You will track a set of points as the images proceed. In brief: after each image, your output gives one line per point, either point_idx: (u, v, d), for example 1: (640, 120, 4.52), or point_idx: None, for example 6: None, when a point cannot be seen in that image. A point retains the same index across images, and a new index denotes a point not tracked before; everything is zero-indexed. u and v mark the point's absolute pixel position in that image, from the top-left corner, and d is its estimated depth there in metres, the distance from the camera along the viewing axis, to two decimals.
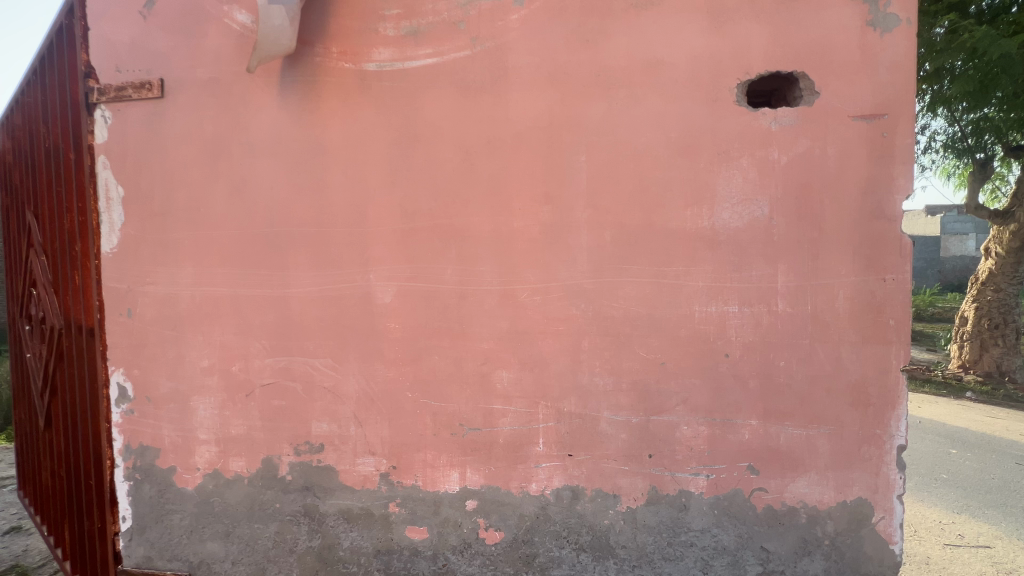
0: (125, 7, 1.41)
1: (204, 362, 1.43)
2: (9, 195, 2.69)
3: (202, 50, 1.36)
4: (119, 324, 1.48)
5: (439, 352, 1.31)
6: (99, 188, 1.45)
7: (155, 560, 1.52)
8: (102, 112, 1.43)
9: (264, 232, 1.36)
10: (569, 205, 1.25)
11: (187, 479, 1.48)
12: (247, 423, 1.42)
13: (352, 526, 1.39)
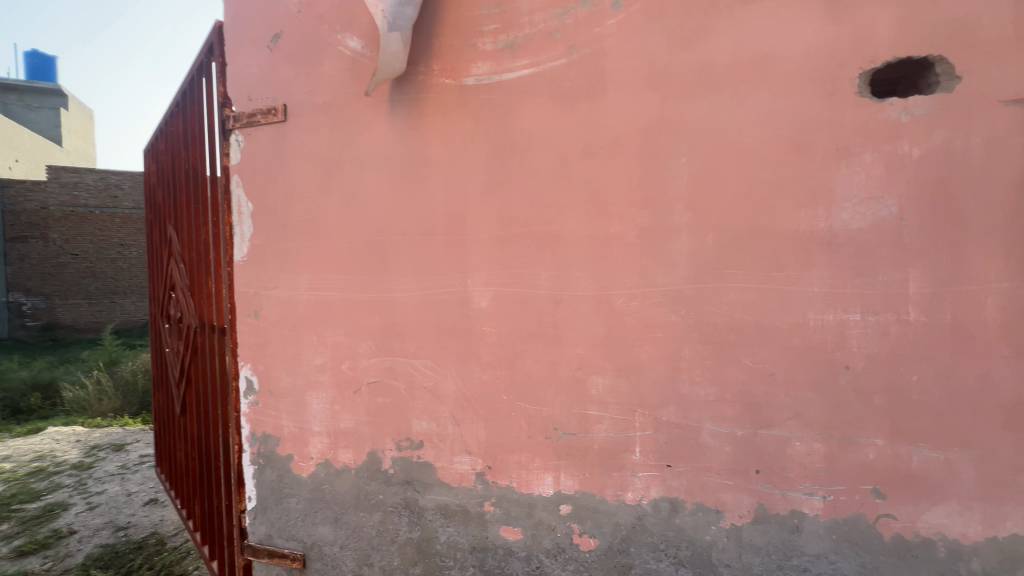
0: (255, 43, 1.59)
1: (318, 359, 1.56)
2: (152, 210, 3.12)
3: (319, 76, 1.50)
4: (248, 323, 1.66)
5: (533, 356, 1.33)
6: (233, 205, 1.65)
7: (274, 538, 1.68)
8: (236, 137, 1.63)
9: (372, 240, 1.46)
10: (668, 209, 1.22)
11: (302, 467, 1.62)
12: (355, 418, 1.53)
13: (448, 521, 1.44)
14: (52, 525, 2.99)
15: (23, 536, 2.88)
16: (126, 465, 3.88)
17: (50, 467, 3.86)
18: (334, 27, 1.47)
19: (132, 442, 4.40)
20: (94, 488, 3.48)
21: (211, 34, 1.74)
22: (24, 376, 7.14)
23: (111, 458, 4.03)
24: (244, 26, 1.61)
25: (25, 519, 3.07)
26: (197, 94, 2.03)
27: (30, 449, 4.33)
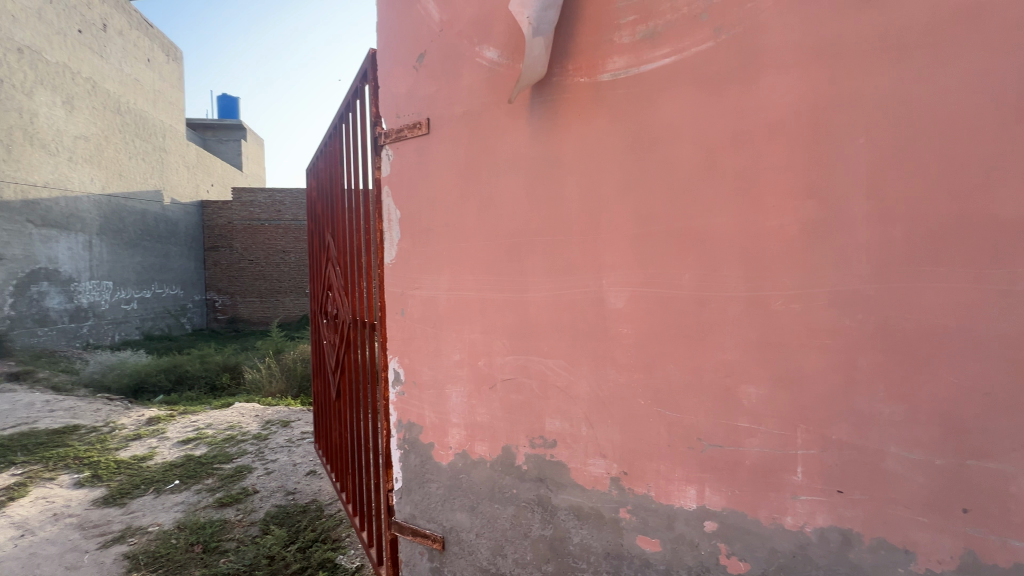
0: (403, 65, 1.75)
1: (456, 355, 1.66)
2: (314, 221, 3.62)
3: (458, 88, 1.59)
4: (396, 320, 1.82)
5: (675, 360, 1.26)
6: (384, 213, 1.83)
7: (417, 518, 1.82)
8: (386, 151, 1.81)
9: (507, 241, 1.50)
10: (841, 197, 1.07)
11: (442, 455, 1.73)
12: (490, 412, 1.60)
13: (581, 523, 1.43)
14: (242, 484, 3.63)
15: (223, 490, 3.53)
16: (292, 439, 4.55)
17: (238, 435, 4.70)
18: (472, 40, 1.55)
19: (295, 420, 5.16)
20: (270, 456, 4.15)
21: (366, 61, 1.96)
22: (219, 359, 8.84)
23: (280, 432, 4.77)
24: (393, 50, 1.78)
25: (223, 477, 3.76)
26: (353, 117, 2.31)
27: (225, 419, 5.31)
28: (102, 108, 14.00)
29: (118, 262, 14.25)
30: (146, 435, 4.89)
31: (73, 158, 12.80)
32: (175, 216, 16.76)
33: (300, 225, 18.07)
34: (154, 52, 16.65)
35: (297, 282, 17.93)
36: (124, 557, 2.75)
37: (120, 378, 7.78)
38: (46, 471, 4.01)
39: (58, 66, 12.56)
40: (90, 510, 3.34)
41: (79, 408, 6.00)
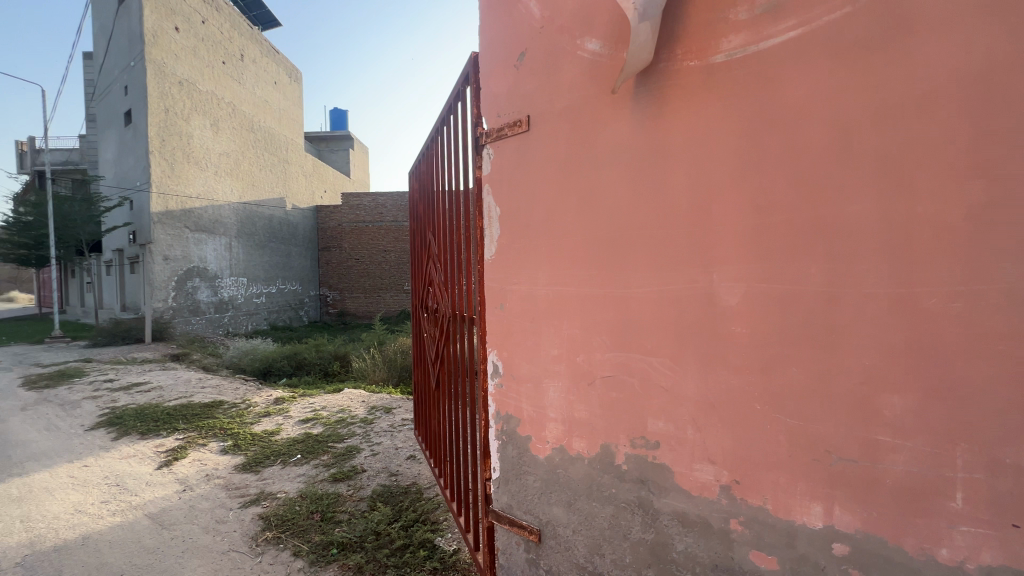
0: (504, 65, 1.79)
1: (554, 350, 1.66)
2: (416, 221, 3.84)
3: (559, 84, 1.59)
4: (496, 314, 1.87)
5: (798, 363, 1.15)
6: (485, 211, 1.89)
7: (514, 509, 1.86)
8: (488, 151, 1.86)
9: (608, 236, 1.48)
10: (1018, 175, 0.93)
11: (539, 449, 1.75)
12: (589, 409, 1.58)
13: (686, 531, 1.37)
14: (352, 462, 3.97)
15: (336, 467, 3.90)
16: (394, 425, 4.89)
17: (348, 418, 5.15)
18: (573, 34, 1.54)
19: (397, 407, 5.54)
20: (375, 439, 4.49)
21: (468, 64, 2.03)
22: (331, 348, 9.79)
23: (384, 418, 5.15)
24: (495, 51, 1.83)
25: (336, 454, 4.14)
26: (455, 119, 2.42)
27: (337, 403, 5.85)
28: (240, 128, 16.19)
29: (251, 261, 16.35)
30: (273, 413, 5.55)
31: (218, 172, 14.99)
32: (296, 220, 18.81)
33: (399, 225, 19.37)
34: (280, 74, 18.85)
35: (396, 279, 19.35)
36: (259, 518, 3.15)
37: (253, 361, 8.93)
38: (199, 438, 4.73)
39: (208, 94, 14.78)
40: (232, 474, 3.88)
41: (223, 386, 6.99)
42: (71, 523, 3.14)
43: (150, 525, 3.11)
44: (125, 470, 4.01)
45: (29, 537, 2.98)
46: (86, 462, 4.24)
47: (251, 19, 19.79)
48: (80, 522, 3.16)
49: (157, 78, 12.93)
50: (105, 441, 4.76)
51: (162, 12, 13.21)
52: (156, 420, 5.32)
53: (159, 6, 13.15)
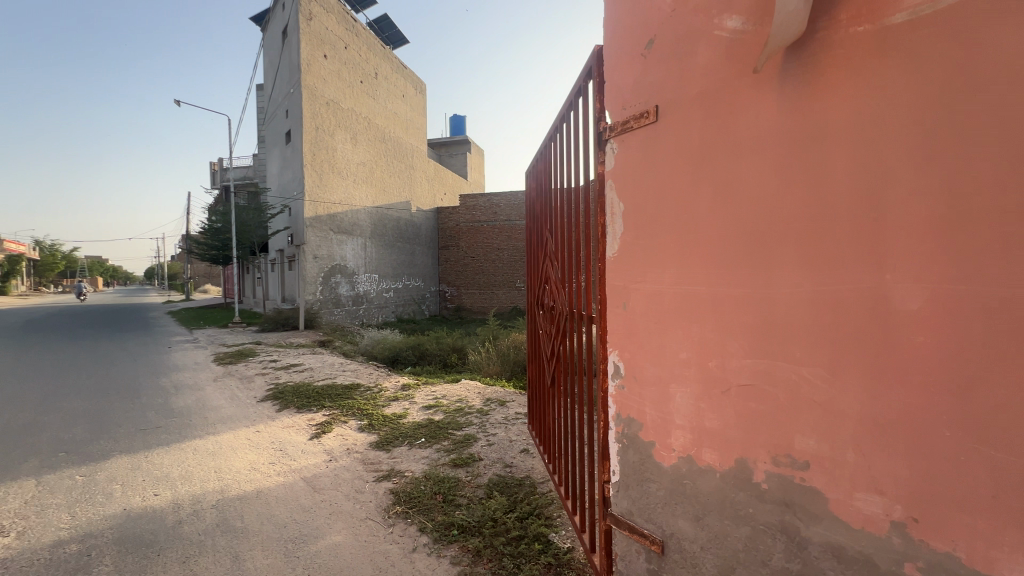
0: (630, 54, 1.73)
1: (683, 353, 1.57)
2: (533, 219, 3.90)
3: (691, 68, 1.51)
4: (618, 313, 1.82)
5: (1002, 378, 1.00)
6: (607, 207, 1.84)
7: (634, 515, 1.79)
8: (611, 145, 1.82)
9: (751, 231, 1.37)
10: None
11: (663, 456, 1.67)
12: (722, 418, 1.47)
13: (843, 568, 1.25)
14: (470, 450, 4.19)
15: (456, 452, 4.14)
16: (508, 418, 5.04)
17: (466, 408, 5.44)
18: (709, 13, 1.45)
19: (510, 400, 5.71)
20: (491, 429, 4.68)
21: (591, 58, 2.01)
22: (449, 341, 10.44)
23: (498, 410, 5.34)
24: (620, 41, 1.78)
25: (456, 441, 4.40)
26: (575, 115, 2.40)
27: (455, 393, 6.22)
28: (374, 139, 18.00)
29: (383, 259, 18.13)
30: (401, 398, 6.08)
31: (356, 180, 16.87)
32: (420, 222, 20.34)
33: (512, 224, 19.97)
34: (407, 88, 20.53)
35: (508, 276, 20.03)
36: (390, 492, 3.48)
37: (383, 350, 9.90)
38: (341, 416, 5.36)
39: (348, 111, 16.70)
40: (368, 450, 4.33)
41: (360, 371, 7.86)
42: (248, 478, 3.78)
43: (304, 487, 3.61)
44: (286, 438, 4.71)
45: (220, 486, 3.66)
46: (258, 428, 5.07)
47: (383, 39, 21.79)
48: (254, 478, 3.79)
49: (310, 101, 14.95)
50: (272, 412, 5.65)
51: (314, 42, 15.22)
52: (309, 397, 6.16)
53: (312, 38, 15.16)
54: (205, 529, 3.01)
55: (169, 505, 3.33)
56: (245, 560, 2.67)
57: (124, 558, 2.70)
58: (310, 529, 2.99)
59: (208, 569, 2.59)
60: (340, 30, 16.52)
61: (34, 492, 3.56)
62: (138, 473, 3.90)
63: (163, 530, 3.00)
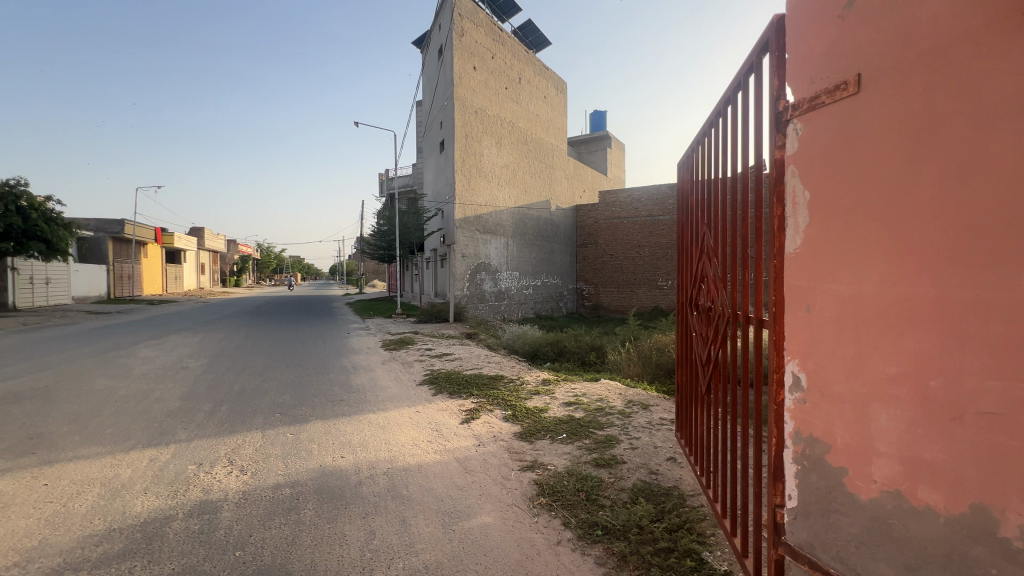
0: (822, 20, 1.53)
1: (892, 368, 1.34)
2: (684, 213, 3.66)
3: (914, 26, 1.28)
4: (798, 317, 1.61)
5: None
6: (787, 196, 1.65)
7: (816, 550, 1.56)
8: (794, 126, 1.63)
9: (1007, 218, 1.13)
10: None
11: (859, 487, 1.44)
12: (950, 452, 1.23)
13: None
14: (611, 451, 4.11)
15: (597, 452, 4.10)
16: (652, 422, 4.82)
17: (606, 408, 5.36)
18: None
19: (654, 404, 5.45)
20: (634, 433, 4.53)
21: (768, 30, 1.82)
22: (588, 339, 10.41)
23: (641, 413, 5.14)
24: (809, 6, 1.58)
25: (597, 441, 4.36)
26: (744, 95, 2.19)
27: (595, 392, 6.17)
28: (517, 142, 18.78)
29: (523, 257, 18.83)
30: (542, 392, 6.26)
31: (500, 182, 17.82)
32: (559, 220, 20.64)
33: (654, 220, 19.06)
34: (549, 88, 20.95)
35: (649, 274, 19.20)
36: (534, 482, 3.60)
37: (523, 344, 10.29)
38: (488, 405, 5.72)
39: (494, 117, 17.69)
40: (513, 439, 4.54)
41: (503, 363, 8.29)
42: (412, 452, 4.26)
43: (458, 466, 3.94)
44: (441, 420, 5.19)
45: (389, 456, 4.19)
46: (418, 409, 5.68)
47: (527, 44, 22.54)
48: (416, 453, 4.25)
49: (461, 111, 16.21)
50: (428, 395, 6.28)
51: (465, 56, 16.44)
52: (459, 384, 6.70)
53: (463, 52, 16.39)
54: (379, 491, 3.48)
55: (351, 467, 3.92)
56: (410, 524, 3.01)
57: (321, 506, 3.25)
58: (463, 506, 3.24)
59: (382, 526, 2.98)
60: (488, 41, 17.57)
61: (260, 442, 4.50)
62: (329, 437, 4.67)
63: (347, 488, 3.55)
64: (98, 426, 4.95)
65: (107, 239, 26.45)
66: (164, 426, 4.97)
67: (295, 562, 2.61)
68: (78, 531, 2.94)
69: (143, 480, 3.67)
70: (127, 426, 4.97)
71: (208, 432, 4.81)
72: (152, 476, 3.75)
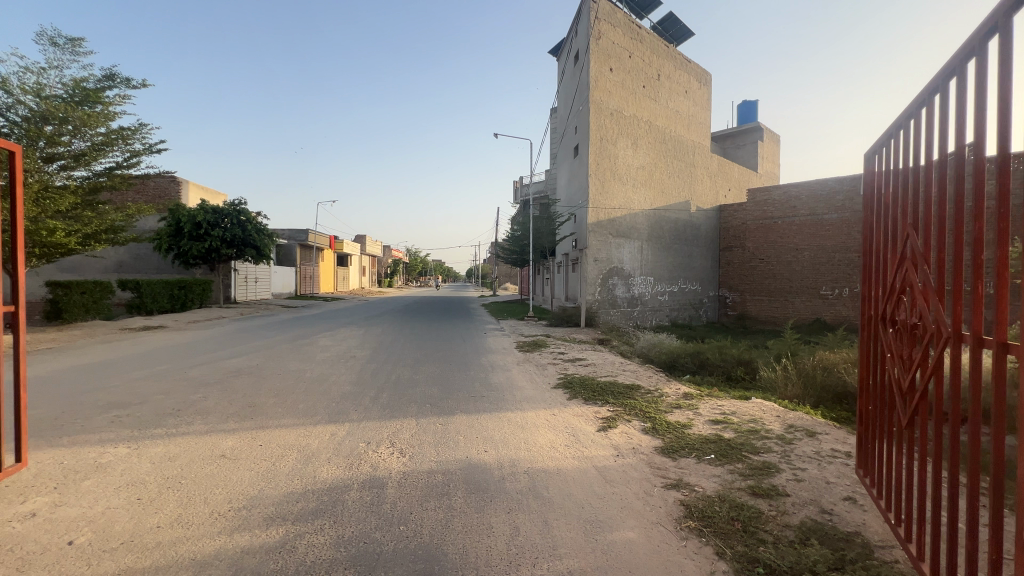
0: None
1: None
2: (872, 210, 3.11)
3: None
4: None
5: None
6: None
7: None
8: None
9: None
10: None
11: None
12: None
13: None
14: (770, 480, 3.65)
15: (753, 479, 3.68)
16: (821, 453, 4.17)
17: (761, 431, 4.80)
18: None
19: (822, 433, 4.71)
20: (798, 462, 3.97)
21: None
22: (734, 351, 9.50)
23: (807, 441, 4.48)
24: None
25: (753, 466, 3.91)
26: (979, 63, 1.80)
27: (747, 412, 5.57)
28: (654, 141, 18.01)
29: (659, 262, 17.94)
30: (684, 406, 5.85)
31: (635, 184, 17.26)
32: (699, 222, 19.24)
33: (816, 219, 16.75)
34: (690, 82, 19.69)
35: (809, 281, 16.94)
36: (680, 502, 3.37)
37: (660, 354, 9.78)
38: (625, 414, 5.55)
39: (631, 117, 17.22)
40: (654, 454, 4.33)
41: (639, 372, 7.97)
42: (550, 455, 4.33)
43: (597, 475, 3.89)
44: (578, 426, 5.18)
45: (529, 455, 4.31)
46: (553, 411, 5.76)
47: (666, 38, 21.51)
48: (554, 456, 4.30)
49: (596, 114, 16.11)
50: (563, 399, 6.32)
51: (601, 58, 16.28)
52: (594, 390, 6.63)
53: (599, 55, 16.28)
54: (521, 489, 3.60)
55: (493, 462, 4.13)
56: (552, 526, 3.05)
57: (470, 495, 3.47)
58: (605, 517, 3.18)
59: (525, 524, 3.07)
60: (625, 41, 17.19)
61: (414, 429, 4.99)
62: (473, 430, 4.98)
63: (491, 481, 3.73)
64: (293, 401, 5.97)
65: (296, 246, 31.91)
66: (340, 406, 5.80)
67: (449, 544, 2.82)
68: (283, 487, 3.57)
69: (327, 451, 4.34)
70: (314, 403, 5.92)
71: (373, 415, 5.48)
72: (333, 448, 4.40)
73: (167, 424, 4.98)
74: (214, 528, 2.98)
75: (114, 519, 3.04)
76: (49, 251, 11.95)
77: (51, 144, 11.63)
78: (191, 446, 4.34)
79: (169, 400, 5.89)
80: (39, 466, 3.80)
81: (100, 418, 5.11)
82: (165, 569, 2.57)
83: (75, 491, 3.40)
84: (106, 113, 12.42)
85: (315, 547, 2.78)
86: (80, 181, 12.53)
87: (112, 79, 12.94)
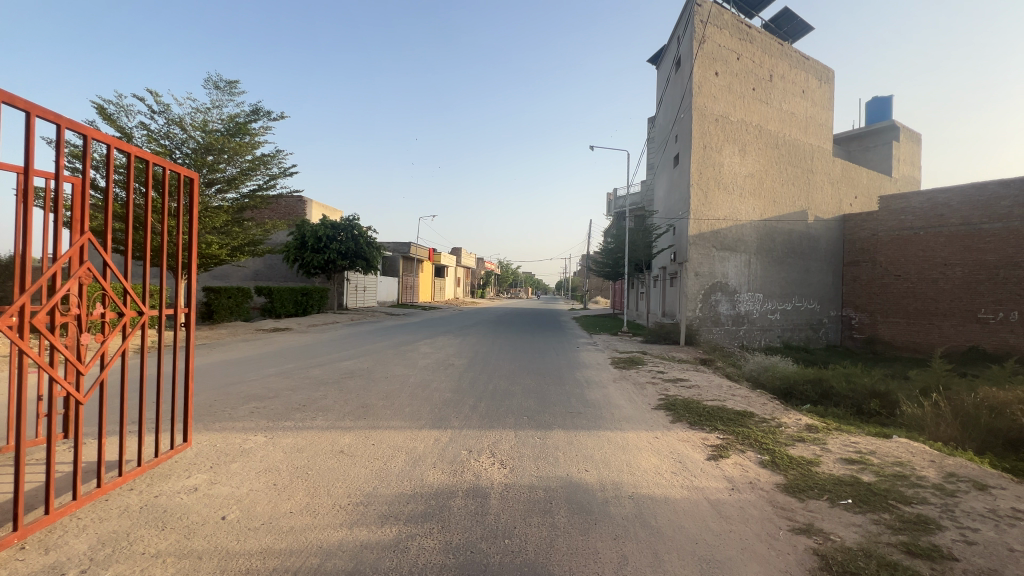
0: None
1: None
2: None
3: None
4: None
5: None
6: None
7: None
8: None
9: None
10: None
11: None
12: None
13: None
14: (930, 538, 3.07)
15: (907, 535, 3.12)
16: (997, 513, 3.44)
17: (912, 477, 4.10)
18: None
19: (997, 488, 3.89)
20: (966, 521, 3.31)
21: None
22: (866, 381, 8.33)
23: (975, 496, 3.73)
24: None
25: (905, 519, 3.33)
26: None
27: (890, 453, 4.80)
28: (765, 146, 16.68)
29: (770, 277, 16.44)
30: (809, 440, 5.20)
31: (742, 194, 16.06)
32: (818, 234, 17.39)
33: (971, 229, 14.21)
34: (809, 81, 17.98)
35: (962, 303, 14.39)
36: (813, 551, 2.97)
37: (773, 378, 8.80)
38: (738, 444, 5.08)
39: (738, 123, 16.15)
40: (776, 491, 3.88)
41: (751, 398, 7.26)
42: (655, 481, 4.09)
43: (710, 509, 3.58)
44: (684, 452, 4.84)
45: (633, 480, 4.12)
46: (657, 434, 5.45)
47: (780, 36, 19.92)
48: (660, 483, 4.05)
49: (700, 121, 15.37)
50: (666, 422, 5.96)
51: (706, 63, 15.52)
52: (700, 415, 6.16)
53: (704, 59, 15.52)
54: (627, 514, 3.43)
55: (595, 483, 3.99)
56: (664, 560, 2.86)
57: (573, 516, 3.39)
58: (723, 557, 2.91)
59: (634, 554, 2.91)
60: (733, 42, 16.23)
61: (514, 441, 5.02)
62: (573, 448, 4.88)
63: (595, 503, 3.61)
64: (400, 405, 6.31)
65: (399, 258, 34.23)
66: (441, 413, 6.03)
67: (555, 565, 2.76)
68: (395, 488, 3.77)
69: (432, 456, 4.52)
70: (418, 408, 6.22)
71: (473, 423, 5.61)
72: (438, 453, 4.57)
73: (296, 418, 5.53)
74: (337, 520, 3.21)
75: (255, 501, 3.42)
76: (206, 262, 14.06)
77: (212, 170, 13.76)
78: (314, 440, 4.77)
79: (296, 396, 6.54)
80: (199, 446, 4.41)
81: (244, 407, 5.85)
82: (297, 552, 2.81)
83: (227, 472, 3.91)
84: (252, 143, 14.39)
85: (426, 550, 2.88)
86: (231, 202, 14.60)
87: (258, 113, 15.06)
